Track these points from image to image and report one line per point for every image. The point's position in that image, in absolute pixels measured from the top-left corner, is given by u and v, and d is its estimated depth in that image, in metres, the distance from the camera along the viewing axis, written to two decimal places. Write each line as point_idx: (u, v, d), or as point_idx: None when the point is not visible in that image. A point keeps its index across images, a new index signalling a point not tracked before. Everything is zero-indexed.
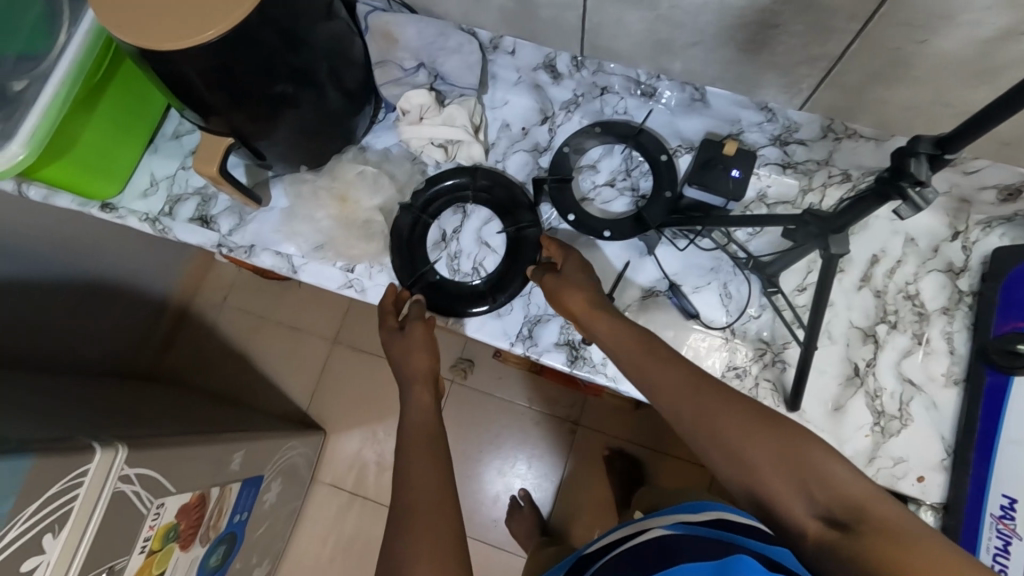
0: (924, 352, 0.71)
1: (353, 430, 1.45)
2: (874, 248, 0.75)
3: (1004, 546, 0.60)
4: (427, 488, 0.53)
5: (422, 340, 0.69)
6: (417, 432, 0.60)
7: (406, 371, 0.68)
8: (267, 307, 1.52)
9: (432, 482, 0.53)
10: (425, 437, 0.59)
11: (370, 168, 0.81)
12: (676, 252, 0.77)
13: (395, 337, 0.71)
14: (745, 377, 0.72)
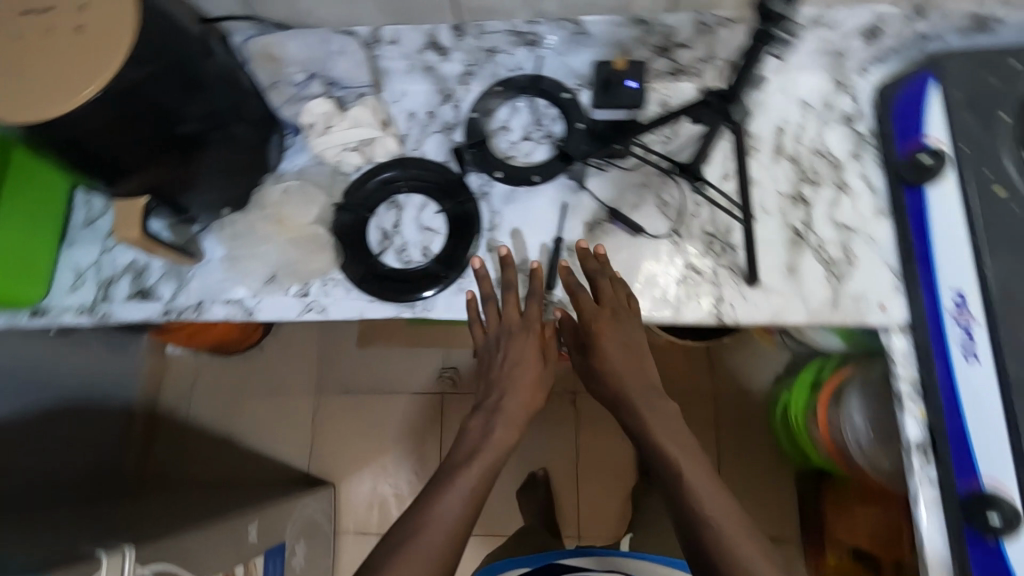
0: (850, 196, 0.77)
1: (362, 471, 1.43)
2: (776, 120, 0.80)
3: (967, 335, 0.65)
4: (444, 534, 0.65)
5: (530, 355, 0.76)
6: (481, 461, 0.71)
7: (508, 386, 0.76)
8: (238, 380, 1.49)
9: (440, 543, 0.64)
10: (485, 467, 0.71)
11: (293, 182, 0.81)
12: (606, 179, 0.80)
13: (524, 338, 0.76)
14: (704, 271, 0.76)
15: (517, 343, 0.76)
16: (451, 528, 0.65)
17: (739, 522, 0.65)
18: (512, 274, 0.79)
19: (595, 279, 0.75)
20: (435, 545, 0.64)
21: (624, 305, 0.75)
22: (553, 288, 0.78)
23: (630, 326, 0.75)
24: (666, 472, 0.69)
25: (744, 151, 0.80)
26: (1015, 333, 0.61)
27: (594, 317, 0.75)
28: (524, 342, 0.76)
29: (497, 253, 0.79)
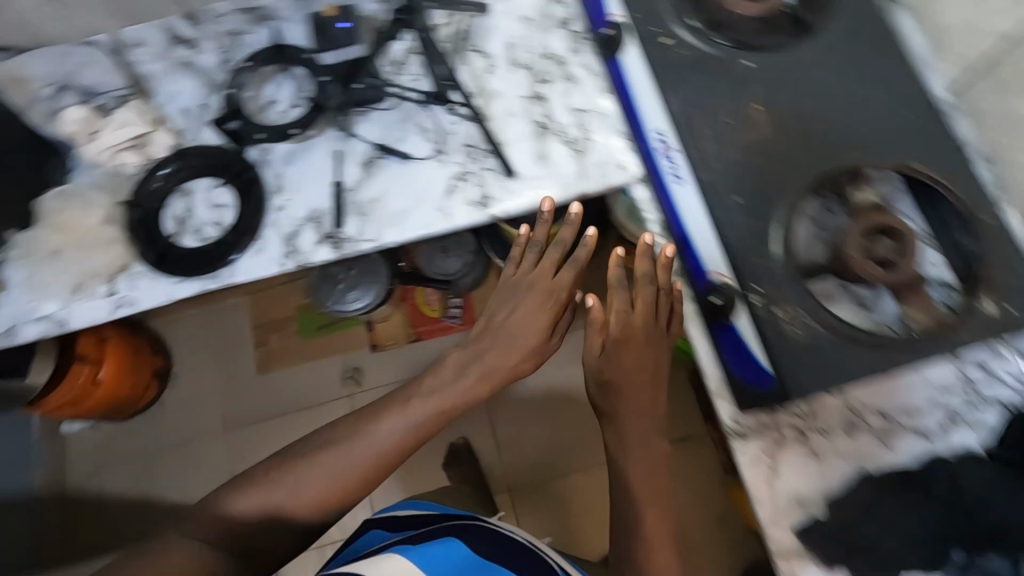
0: (577, 84, 0.87)
1: None
2: (506, 38, 0.91)
3: (672, 163, 0.75)
4: (378, 452, 0.76)
5: (541, 320, 0.81)
6: (442, 406, 0.79)
7: (504, 343, 0.80)
8: None
9: (344, 469, 0.75)
10: (443, 414, 0.79)
11: (72, 188, 0.86)
12: (371, 122, 0.89)
13: (534, 301, 0.81)
14: (471, 176, 0.85)
15: (529, 305, 0.81)
16: (375, 456, 0.76)
17: (660, 492, 0.70)
18: (303, 224, 0.85)
19: (639, 280, 0.72)
20: (354, 469, 0.75)
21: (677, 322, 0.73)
22: (342, 225, 0.84)
23: (659, 349, 0.73)
24: (615, 458, 0.71)
25: (485, 70, 0.90)
26: (699, 150, 0.73)
27: (622, 336, 0.72)
28: (535, 314, 0.80)
29: (287, 209, 0.86)
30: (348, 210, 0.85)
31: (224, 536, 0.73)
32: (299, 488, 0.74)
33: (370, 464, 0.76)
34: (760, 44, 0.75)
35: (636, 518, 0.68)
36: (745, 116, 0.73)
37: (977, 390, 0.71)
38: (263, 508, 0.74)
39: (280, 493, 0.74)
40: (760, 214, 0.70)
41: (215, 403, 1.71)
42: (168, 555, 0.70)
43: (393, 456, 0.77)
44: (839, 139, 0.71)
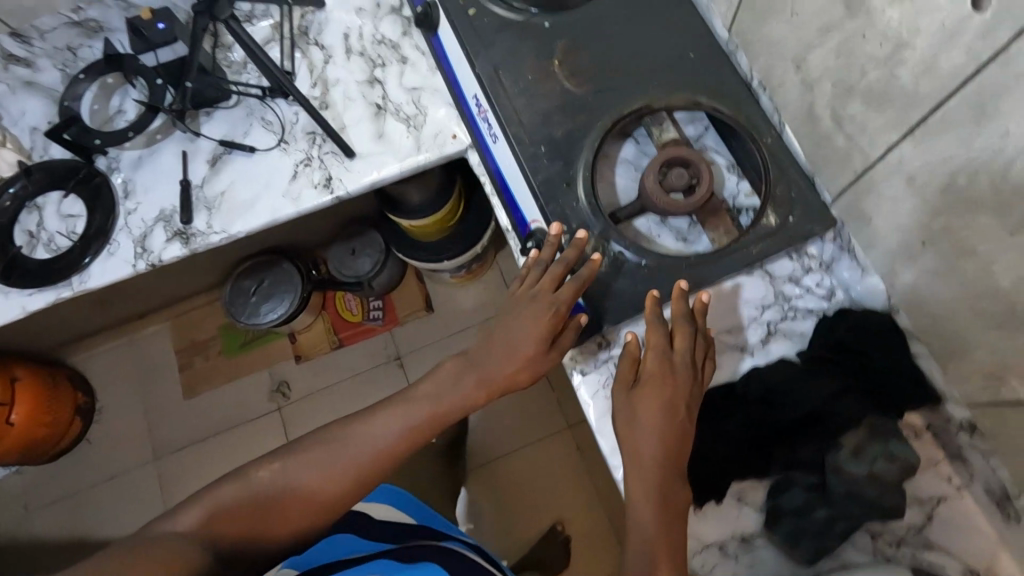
0: (410, 65, 0.91)
1: None
2: (342, 29, 0.95)
3: (489, 124, 0.79)
4: (368, 455, 0.68)
5: (540, 309, 0.68)
6: (436, 407, 0.70)
7: (498, 343, 0.69)
8: None
9: (323, 476, 0.66)
10: (435, 424, 0.69)
11: None
12: (215, 121, 0.91)
13: (524, 299, 0.69)
14: (313, 161, 0.88)
15: (511, 309, 0.70)
16: (368, 455, 0.68)
17: (660, 471, 0.62)
18: (153, 225, 0.87)
19: (671, 328, 0.67)
20: (353, 464, 0.67)
21: (693, 360, 0.67)
22: (190, 221, 0.86)
23: (692, 392, 0.65)
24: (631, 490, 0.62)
25: (323, 61, 0.93)
26: (505, 105, 0.76)
27: (654, 374, 0.65)
28: (535, 320, 0.67)
29: (136, 212, 0.88)
30: (197, 206, 0.87)
31: (212, 529, 0.64)
32: (291, 489, 0.67)
33: (353, 471, 0.67)
34: (560, 6, 0.80)
35: (648, 554, 0.58)
36: (546, 71, 0.77)
37: (789, 301, 0.76)
38: (246, 502, 0.66)
39: (258, 501, 0.66)
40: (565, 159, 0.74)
41: (143, 433, 1.68)
42: (155, 547, 0.59)
43: (381, 468, 0.68)
44: (633, 83, 0.76)
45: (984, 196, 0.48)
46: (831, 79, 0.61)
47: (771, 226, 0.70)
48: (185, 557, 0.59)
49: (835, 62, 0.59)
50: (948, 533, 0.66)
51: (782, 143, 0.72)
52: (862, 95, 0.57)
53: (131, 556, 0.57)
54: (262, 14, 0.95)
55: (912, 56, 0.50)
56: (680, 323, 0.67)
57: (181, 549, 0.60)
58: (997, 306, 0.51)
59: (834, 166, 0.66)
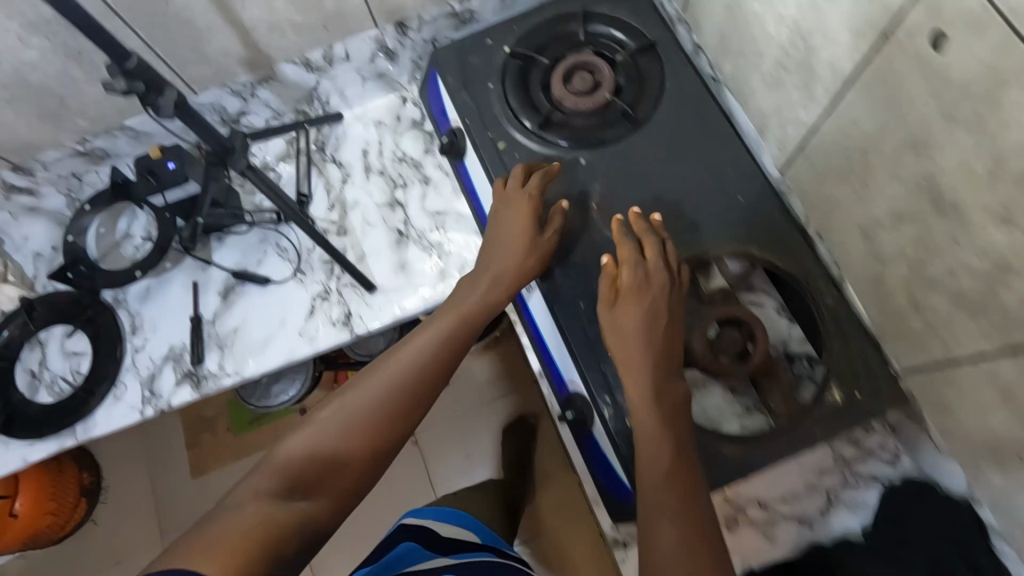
0: (433, 186, 0.86)
1: None
2: (361, 144, 0.90)
3: None
4: (410, 377, 0.57)
5: (517, 214, 0.68)
6: (474, 312, 0.65)
7: (493, 254, 0.69)
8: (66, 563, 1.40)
9: (362, 414, 0.54)
10: (462, 323, 0.64)
11: None
12: (226, 248, 0.86)
13: (498, 248, 0.69)
14: (331, 293, 0.83)
15: (494, 229, 0.70)
16: (407, 374, 0.57)
17: (672, 421, 0.58)
18: (162, 365, 0.81)
19: (642, 244, 0.66)
20: (391, 390, 0.56)
21: (678, 302, 0.64)
22: (200, 362, 0.81)
23: (677, 301, 0.64)
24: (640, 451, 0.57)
25: (341, 181, 0.88)
26: (541, 256, 0.71)
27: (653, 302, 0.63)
28: (517, 220, 0.67)
29: (145, 350, 0.83)
30: (208, 344, 0.82)
31: (290, 482, 0.49)
32: (325, 437, 0.52)
33: (408, 376, 0.57)
34: (599, 139, 0.75)
35: (669, 487, 0.54)
36: (582, 216, 0.72)
37: (851, 466, 0.69)
38: (306, 454, 0.51)
39: (326, 437, 0.52)
40: None
41: (149, 515, 1.63)
42: (223, 526, 0.44)
43: (431, 389, 0.58)
44: (677, 229, 0.71)
45: None
46: (907, 261, 0.55)
47: (836, 402, 0.64)
48: (237, 536, 0.43)
49: (914, 247, 0.54)
50: None
51: (843, 301, 0.66)
52: (948, 292, 0.51)
53: (196, 546, 0.42)
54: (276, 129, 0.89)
55: (1019, 281, 0.44)
56: (643, 240, 0.66)
57: (251, 511, 0.45)
58: None
59: (906, 341, 0.61)
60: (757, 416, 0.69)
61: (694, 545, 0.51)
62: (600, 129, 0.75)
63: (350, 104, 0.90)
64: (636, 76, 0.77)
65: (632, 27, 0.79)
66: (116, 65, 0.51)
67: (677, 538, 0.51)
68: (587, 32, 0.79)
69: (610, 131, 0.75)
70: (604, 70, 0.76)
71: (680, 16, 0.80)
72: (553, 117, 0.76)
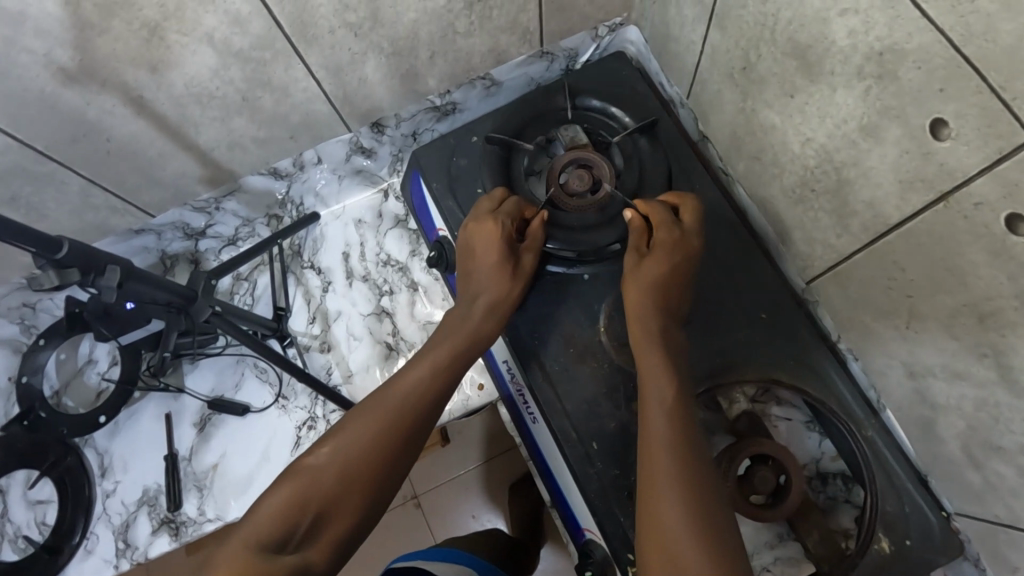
0: (422, 293, 0.79)
1: None
2: (341, 246, 0.82)
3: (525, 400, 0.67)
4: (415, 407, 0.50)
5: (492, 241, 0.61)
6: (465, 328, 0.58)
7: (468, 284, 0.61)
8: None
9: (358, 446, 0.46)
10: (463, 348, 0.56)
11: None
12: (200, 373, 0.79)
13: (478, 260, 0.61)
14: (318, 421, 0.76)
15: (471, 262, 0.62)
16: (399, 398, 0.50)
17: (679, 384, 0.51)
18: (136, 511, 0.74)
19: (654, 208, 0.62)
20: (389, 421, 0.48)
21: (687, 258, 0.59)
22: (177, 508, 0.73)
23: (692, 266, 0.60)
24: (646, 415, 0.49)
25: (321, 289, 0.81)
26: (546, 389, 0.64)
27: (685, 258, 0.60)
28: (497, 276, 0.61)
29: (117, 495, 0.75)
30: (185, 484, 0.74)
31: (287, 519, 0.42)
32: (335, 464, 0.45)
33: (394, 416, 0.49)
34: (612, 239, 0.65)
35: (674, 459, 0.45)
36: (588, 341, 0.65)
37: None
38: (314, 490, 0.44)
39: (309, 488, 0.44)
40: (622, 462, 0.61)
41: None
42: None
43: (421, 404, 0.51)
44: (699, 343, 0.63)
45: None
46: (964, 417, 0.49)
47: (886, 555, 0.56)
48: None
49: (973, 408, 0.47)
50: None
51: (885, 433, 0.60)
52: (1016, 464, 0.45)
53: None
54: (248, 235, 0.80)
55: None
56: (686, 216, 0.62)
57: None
58: None
59: (960, 489, 0.54)
60: (790, 541, 0.61)
61: (700, 510, 0.42)
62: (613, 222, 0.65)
63: (327, 203, 0.82)
64: (635, 159, 0.68)
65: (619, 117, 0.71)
66: (43, 257, 0.44)
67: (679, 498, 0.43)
68: (574, 108, 0.72)
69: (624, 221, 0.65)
70: (603, 166, 0.66)
71: (682, 102, 0.73)
72: (562, 217, 0.66)
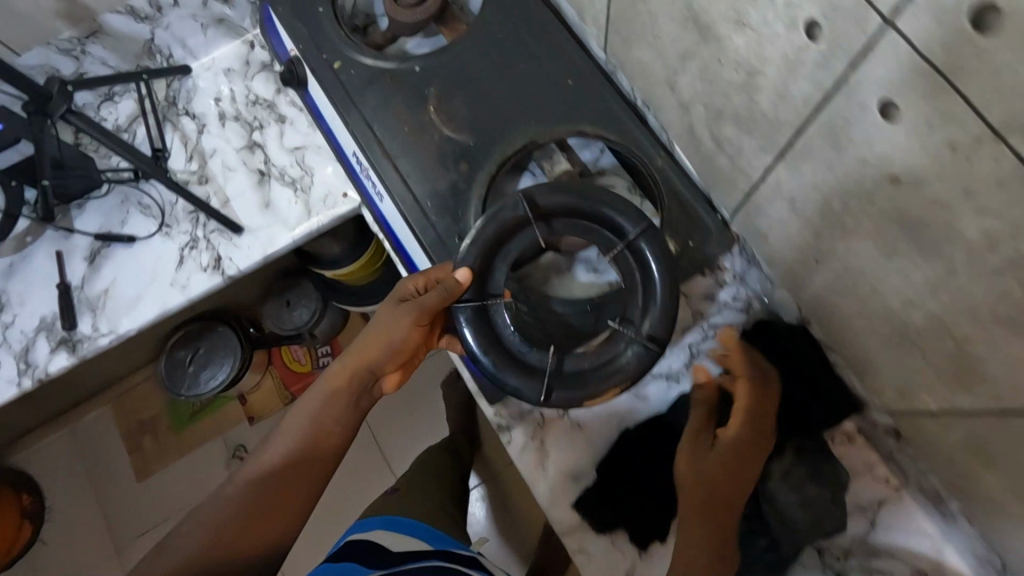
0: (289, 123, 0.86)
1: None
2: (213, 94, 0.89)
3: (372, 181, 0.75)
4: (328, 421, 0.63)
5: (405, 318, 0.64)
6: (372, 340, 0.66)
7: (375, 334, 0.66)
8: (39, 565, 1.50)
9: (281, 452, 0.61)
10: (365, 362, 0.65)
11: None
12: (86, 214, 0.85)
13: (387, 304, 0.67)
14: (199, 241, 0.82)
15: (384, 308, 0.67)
16: (313, 416, 0.63)
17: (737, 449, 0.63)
18: (35, 337, 0.80)
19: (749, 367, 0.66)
20: (306, 430, 0.62)
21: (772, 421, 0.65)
22: (73, 327, 0.80)
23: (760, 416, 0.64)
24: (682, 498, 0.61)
25: (196, 131, 0.87)
26: (385, 163, 0.73)
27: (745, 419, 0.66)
28: (394, 322, 0.65)
29: (16, 325, 0.81)
30: (79, 309, 0.81)
31: (241, 514, 0.57)
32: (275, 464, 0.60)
33: (312, 426, 0.62)
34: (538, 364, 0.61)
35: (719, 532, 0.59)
36: (422, 121, 0.74)
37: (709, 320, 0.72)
38: (261, 489, 0.59)
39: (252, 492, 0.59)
40: (453, 213, 0.70)
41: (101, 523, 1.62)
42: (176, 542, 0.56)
43: (334, 421, 0.63)
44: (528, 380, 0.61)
45: (859, 220, 0.47)
46: (702, 102, 0.59)
47: (674, 255, 0.69)
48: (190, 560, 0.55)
49: (702, 86, 0.57)
50: (891, 538, 0.66)
51: (673, 164, 0.70)
52: (731, 119, 0.55)
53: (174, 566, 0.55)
54: (123, 91, 0.88)
55: (766, 83, 0.47)
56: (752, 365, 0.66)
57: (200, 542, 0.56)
58: (893, 324, 0.50)
59: (723, 185, 0.64)
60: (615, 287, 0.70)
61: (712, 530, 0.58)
62: (603, 364, 0.62)
63: (196, 55, 0.89)
64: None
65: (602, 218, 0.63)
66: None
67: (688, 553, 0.56)
68: None
69: (617, 363, 0.61)
70: None
71: None
72: (507, 343, 0.62)
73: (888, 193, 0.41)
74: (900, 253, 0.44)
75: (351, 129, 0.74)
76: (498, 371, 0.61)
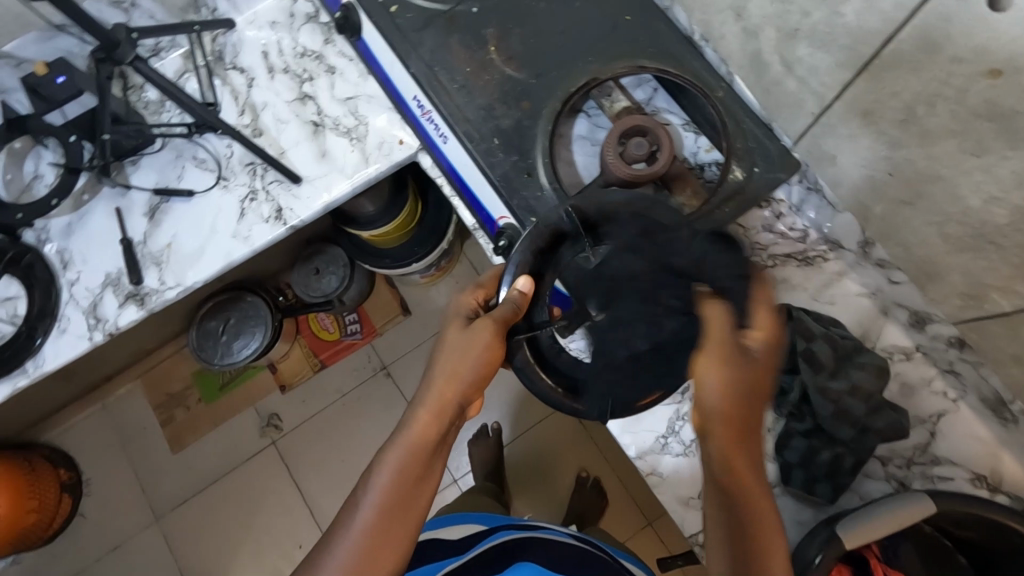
0: (339, 74, 0.86)
1: (249, 541, 1.52)
2: (259, 47, 0.88)
3: (435, 125, 0.76)
4: (421, 445, 0.56)
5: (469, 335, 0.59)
6: (457, 370, 0.58)
7: (449, 355, 0.59)
8: (90, 536, 1.53)
9: (383, 485, 0.55)
10: (456, 382, 0.58)
11: None
12: (141, 170, 0.85)
13: (453, 327, 0.61)
14: (259, 193, 0.83)
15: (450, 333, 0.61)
16: (407, 441, 0.56)
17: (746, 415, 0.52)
18: (101, 292, 0.81)
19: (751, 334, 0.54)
20: (402, 461, 0.55)
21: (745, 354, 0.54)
22: (139, 281, 0.81)
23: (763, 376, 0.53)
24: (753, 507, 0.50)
25: (245, 84, 0.87)
26: (448, 104, 0.74)
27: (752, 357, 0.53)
28: (470, 345, 0.58)
29: (81, 281, 0.82)
30: (143, 264, 0.82)
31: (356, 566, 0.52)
32: (376, 494, 0.54)
33: (400, 473, 0.55)
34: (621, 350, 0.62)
35: (734, 516, 0.49)
36: (482, 63, 0.75)
37: (767, 250, 0.75)
38: (365, 530, 0.53)
39: (354, 534, 0.53)
40: (520, 150, 0.72)
41: (134, 497, 1.55)
42: None
43: (425, 466, 0.56)
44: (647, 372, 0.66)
45: (944, 123, 0.50)
46: (774, 24, 0.61)
47: (739, 180, 0.70)
48: None
49: (776, 7, 0.59)
50: (951, 444, 0.68)
51: (733, 94, 0.71)
52: (808, 37, 0.57)
53: None
54: (169, 46, 0.88)
55: None
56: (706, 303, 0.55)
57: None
58: (972, 226, 0.53)
59: (789, 110, 0.66)
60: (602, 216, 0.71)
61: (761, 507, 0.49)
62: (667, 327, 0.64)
63: (240, 9, 0.88)
64: None
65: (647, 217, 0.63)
66: None
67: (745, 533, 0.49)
68: None
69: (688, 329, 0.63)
70: None
71: None
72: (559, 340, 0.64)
73: (982, 88, 0.46)
74: (990, 150, 0.48)
75: (412, 71, 0.75)
76: (567, 398, 0.64)
